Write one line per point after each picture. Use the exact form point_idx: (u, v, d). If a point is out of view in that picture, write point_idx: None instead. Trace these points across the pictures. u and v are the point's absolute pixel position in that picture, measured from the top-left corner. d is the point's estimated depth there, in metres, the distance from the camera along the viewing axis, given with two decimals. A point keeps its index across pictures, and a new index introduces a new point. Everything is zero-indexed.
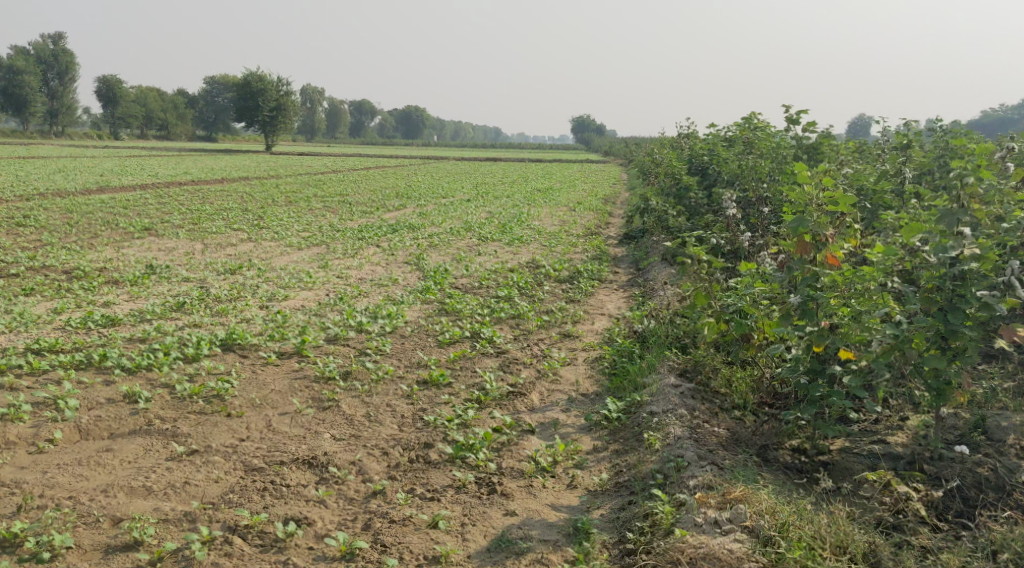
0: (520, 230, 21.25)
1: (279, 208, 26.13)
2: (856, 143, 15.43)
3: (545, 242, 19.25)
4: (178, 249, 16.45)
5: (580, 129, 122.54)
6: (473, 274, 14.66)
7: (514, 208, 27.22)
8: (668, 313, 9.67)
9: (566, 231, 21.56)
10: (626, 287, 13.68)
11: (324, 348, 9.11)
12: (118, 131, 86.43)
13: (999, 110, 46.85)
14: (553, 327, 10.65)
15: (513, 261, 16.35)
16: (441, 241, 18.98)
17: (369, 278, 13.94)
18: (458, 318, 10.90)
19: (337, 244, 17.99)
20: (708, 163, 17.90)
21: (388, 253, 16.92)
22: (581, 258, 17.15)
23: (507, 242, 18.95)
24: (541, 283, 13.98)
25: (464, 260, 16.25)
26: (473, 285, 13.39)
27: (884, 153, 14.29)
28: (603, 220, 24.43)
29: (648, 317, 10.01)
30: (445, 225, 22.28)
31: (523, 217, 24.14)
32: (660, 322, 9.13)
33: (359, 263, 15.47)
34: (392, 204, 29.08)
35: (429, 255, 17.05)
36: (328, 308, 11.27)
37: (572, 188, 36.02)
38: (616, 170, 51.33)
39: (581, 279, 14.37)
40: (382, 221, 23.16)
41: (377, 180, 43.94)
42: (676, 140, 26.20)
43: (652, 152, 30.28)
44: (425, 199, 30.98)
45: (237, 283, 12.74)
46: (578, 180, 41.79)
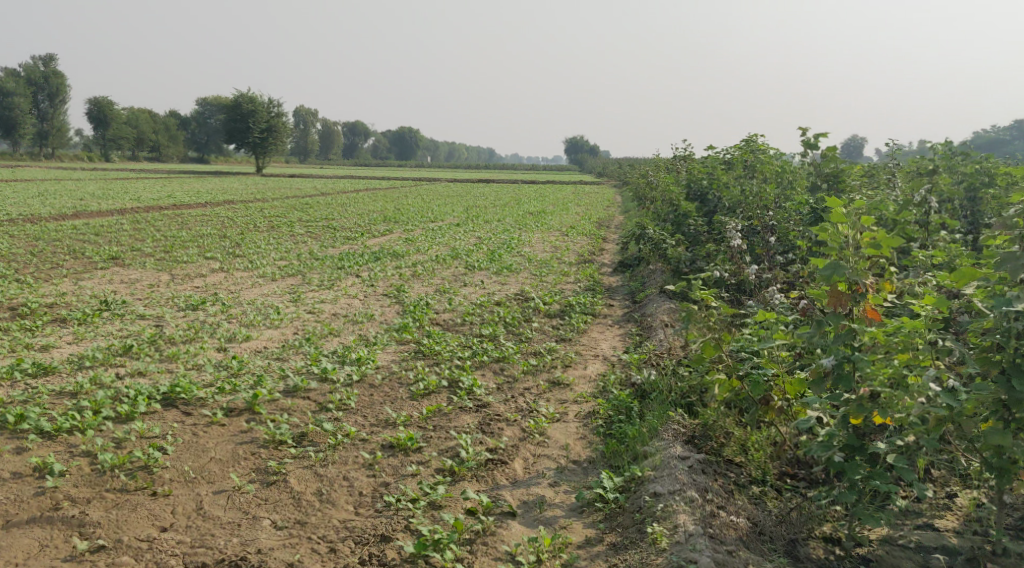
0: (509, 258, 20.24)
1: (259, 234, 25.06)
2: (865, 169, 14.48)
3: (535, 271, 18.21)
4: (142, 282, 15.34)
5: (574, 151, 122.10)
6: (457, 308, 13.58)
7: (504, 233, 26.20)
8: (669, 358, 8.63)
9: (557, 258, 20.52)
10: (622, 323, 12.64)
11: (279, 403, 8.02)
12: (107, 153, 85.48)
13: (994, 134, 46.40)
14: (541, 374, 9.58)
15: (500, 293, 15.27)
16: (426, 271, 17.90)
17: (344, 314, 12.86)
18: (437, 363, 9.82)
19: (313, 275, 16.91)
20: (708, 188, 16.92)
21: (367, 285, 15.83)
22: (574, 289, 16.09)
23: (495, 271, 17.89)
24: (530, 318, 12.93)
25: (449, 292, 15.17)
26: (456, 322, 12.31)
27: (898, 180, 13.34)
28: (596, 246, 23.45)
29: (646, 362, 8.98)
30: (430, 252, 21.21)
31: (514, 243, 23.16)
32: (661, 370, 8.09)
33: (334, 297, 14.41)
34: (378, 228, 28.02)
35: (411, 286, 16.00)
36: (292, 351, 10.18)
37: (564, 211, 35.12)
38: (610, 192, 50.50)
39: (572, 313, 13.30)
40: (364, 248, 22.07)
41: (366, 202, 42.92)
42: (671, 165, 25.31)
43: (646, 175, 29.36)
44: (413, 224, 29.95)
45: (196, 321, 11.64)
46: (571, 202, 40.89)
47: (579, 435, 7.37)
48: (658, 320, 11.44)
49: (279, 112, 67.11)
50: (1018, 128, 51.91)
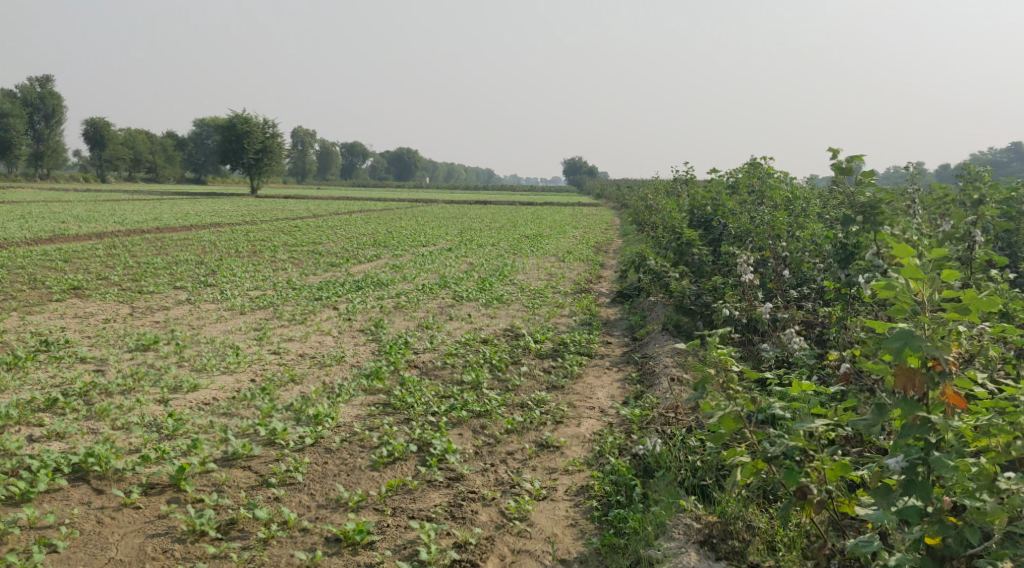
0: (500, 287, 18.97)
1: (238, 260, 23.79)
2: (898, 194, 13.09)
3: (528, 302, 16.91)
4: (97, 317, 14.05)
5: (572, 171, 121.26)
6: (439, 346, 12.28)
7: (497, 259, 24.89)
8: (676, 421, 7.35)
9: (552, 287, 19.22)
10: (621, 366, 11.36)
11: (212, 477, 6.77)
12: (102, 174, 84.49)
13: (998, 157, 45.40)
14: (527, 433, 8.29)
15: (488, 329, 13.97)
16: (409, 302, 16.60)
17: (312, 356, 11.58)
18: (407, 419, 8.53)
19: (287, 307, 15.64)
20: (713, 215, 15.64)
21: (343, 319, 14.53)
22: (569, 323, 14.81)
23: (484, 303, 16.59)
24: (518, 359, 11.63)
25: (432, 328, 13.89)
26: (435, 364, 11.02)
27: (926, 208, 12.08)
28: (594, 273, 22.18)
29: (650, 424, 7.70)
30: (417, 281, 19.91)
31: (507, 271, 21.91)
32: (668, 439, 6.82)
33: (305, 334, 13.14)
34: (365, 253, 26.71)
35: (391, 320, 14.73)
36: (243, 405, 8.89)
37: (561, 235, 33.96)
38: (610, 214, 49.27)
39: (566, 353, 12.01)
40: (347, 275, 20.76)
41: (359, 224, 41.67)
42: (672, 188, 24.12)
43: (645, 198, 28.19)
44: (403, 249, 28.66)
45: (141, 366, 10.36)
46: (568, 225, 39.76)
47: (569, 521, 6.22)
48: (661, 366, 10.17)
49: (274, 133, 66.11)
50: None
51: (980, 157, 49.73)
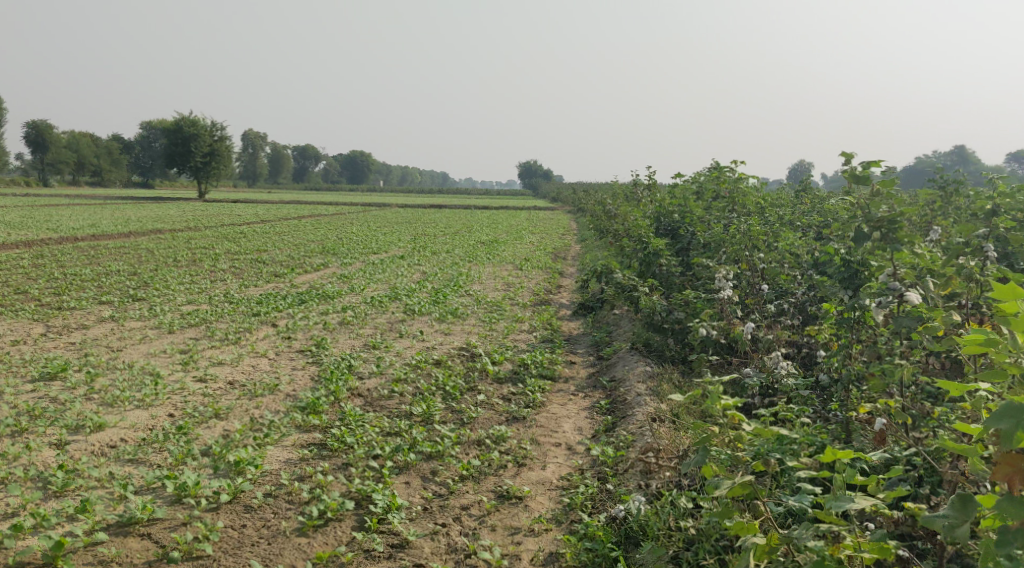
0: (455, 299, 17.81)
1: (173, 271, 22.24)
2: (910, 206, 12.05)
3: (485, 316, 15.78)
4: (3, 339, 12.59)
5: (528, 175, 120.43)
6: (386, 370, 11.09)
7: (451, 267, 23.68)
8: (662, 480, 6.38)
9: (509, 299, 18.11)
10: (587, 391, 10.32)
11: (97, 554, 5.77)
12: (43, 178, 81.45)
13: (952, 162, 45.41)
14: (485, 480, 7.17)
15: (441, 348, 12.81)
16: (356, 318, 15.35)
17: (243, 383, 10.33)
18: (345, 464, 7.36)
19: (221, 325, 14.31)
20: (681, 222, 14.67)
21: (282, 338, 13.25)
22: (529, 340, 13.71)
23: (437, 317, 15.42)
24: (474, 385, 10.51)
25: (380, 348, 12.68)
26: (381, 392, 9.85)
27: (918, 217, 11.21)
28: (554, 283, 21.10)
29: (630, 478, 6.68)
30: (365, 293, 18.64)
31: (462, 280, 20.74)
32: (657, 506, 6.10)
33: (237, 356, 11.85)
34: (312, 262, 25.28)
35: (335, 338, 13.51)
36: (153, 449, 7.65)
37: (519, 240, 32.86)
38: (567, 218, 48.31)
39: (527, 377, 10.92)
40: (291, 287, 19.42)
41: (309, 231, 40.10)
42: (634, 191, 23.09)
43: (605, 204, 27.20)
44: (353, 257, 27.31)
45: (40, 401, 9.04)
46: (526, 230, 38.64)
47: None
48: (633, 395, 9.14)
49: (222, 136, 64.04)
50: (976, 153, 51.19)
51: (931, 162, 50.02)
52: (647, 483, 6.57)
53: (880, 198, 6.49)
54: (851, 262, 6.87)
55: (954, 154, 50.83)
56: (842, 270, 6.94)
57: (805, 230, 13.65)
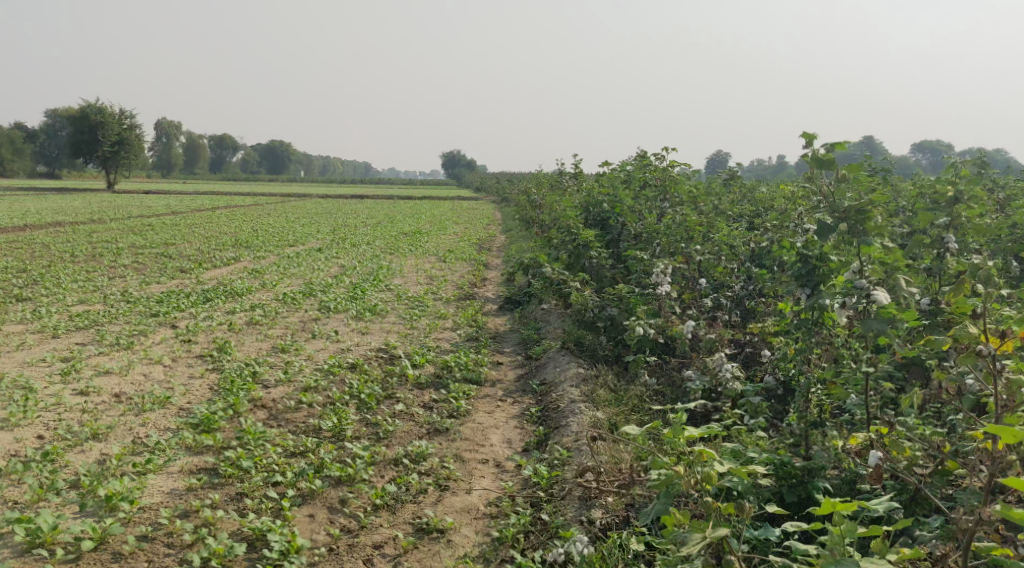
0: (373, 294, 16.81)
1: (67, 266, 20.58)
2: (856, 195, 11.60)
3: (405, 313, 14.84)
4: None
5: (451, 165, 119.02)
6: (294, 377, 10.06)
7: (371, 260, 22.54)
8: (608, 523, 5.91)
9: (432, 294, 17.19)
10: (516, 396, 9.55)
11: None
12: None
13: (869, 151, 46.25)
14: (401, 512, 6.38)
15: (357, 350, 11.82)
16: (266, 317, 14.20)
17: (130, 396, 9.21)
18: (240, 494, 6.43)
19: (113, 327, 13.02)
20: (611, 212, 13.98)
21: (181, 342, 12.05)
22: (453, 338, 12.82)
23: (354, 315, 14.38)
24: (392, 391, 9.62)
25: (290, 351, 11.61)
26: (287, 404, 8.83)
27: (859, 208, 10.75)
28: (478, 275, 20.26)
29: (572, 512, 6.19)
30: (278, 289, 17.42)
31: (382, 274, 19.71)
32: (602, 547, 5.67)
33: (127, 363, 10.67)
34: (222, 256, 23.78)
35: (241, 340, 12.42)
36: (11, 482, 6.56)
37: (442, 231, 31.89)
38: (490, 209, 47.50)
39: (450, 382, 10.07)
40: (197, 284, 18.09)
41: (223, 222, 38.25)
42: (561, 178, 22.37)
43: (531, 191, 26.44)
44: (266, 249, 25.95)
45: None
46: (450, 221, 37.68)
47: None
48: (565, 402, 8.39)
49: (131, 124, 61.06)
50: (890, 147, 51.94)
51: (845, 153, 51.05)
52: (589, 517, 6.01)
53: (845, 183, 5.79)
54: (809, 256, 6.15)
55: (869, 142, 51.84)
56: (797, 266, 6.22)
57: (740, 220, 13.09)
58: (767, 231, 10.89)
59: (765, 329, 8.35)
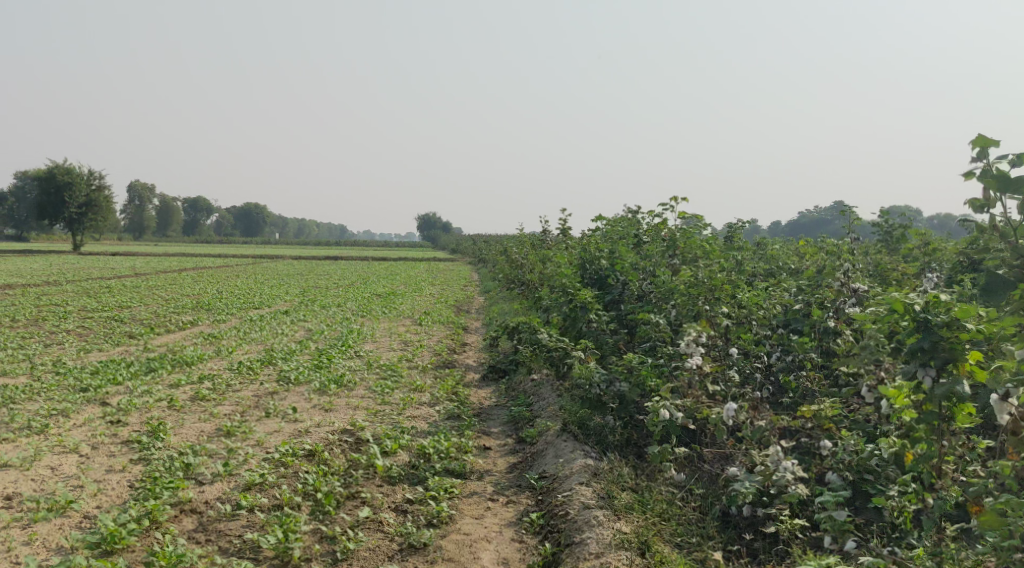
0: (341, 362, 14.98)
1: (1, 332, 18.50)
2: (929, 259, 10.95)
3: (377, 384, 13.03)
4: None
5: (430, 226, 117.56)
6: (236, 469, 8.21)
7: (340, 324, 20.68)
8: None
9: (406, 361, 15.39)
10: (509, 492, 7.83)
11: None
12: None
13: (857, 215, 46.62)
14: None
15: (317, 432, 9.95)
16: (215, 392, 12.27)
17: (21, 497, 7.32)
18: None
19: (29, 405, 11.07)
20: (610, 269, 12.41)
21: (106, 426, 10.10)
22: (431, 416, 11.00)
23: (317, 388, 12.49)
24: (358, 488, 7.84)
25: (236, 435, 9.71)
26: (220, 510, 7.00)
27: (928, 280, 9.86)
28: (457, 340, 18.48)
29: None
30: (234, 358, 15.49)
31: (352, 339, 17.86)
32: None
33: (31, 452, 8.75)
34: (176, 320, 21.71)
35: (180, 420, 10.54)
36: None
37: (419, 292, 30.08)
38: (469, 270, 45.73)
39: (429, 472, 8.32)
40: (142, 352, 16.13)
41: (187, 285, 36.09)
42: (547, 236, 20.76)
43: (512, 250, 24.81)
44: (228, 313, 23.96)
45: None
46: (426, 282, 35.80)
47: None
48: (576, 508, 6.77)
49: (99, 184, 58.99)
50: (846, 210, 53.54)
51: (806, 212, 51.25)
52: None
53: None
54: (933, 326, 5.68)
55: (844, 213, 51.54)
56: (915, 340, 5.74)
57: (758, 278, 11.61)
58: (800, 291, 9.44)
59: (818, 413, 6.84)
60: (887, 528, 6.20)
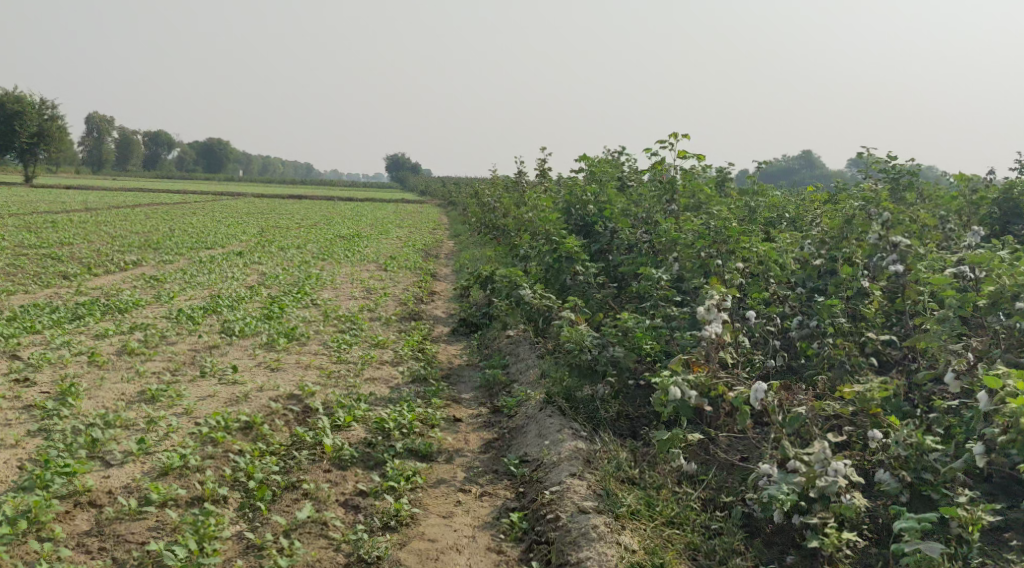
0: (295, 311, 13.53)
1: None
2: (953, 215, 9.97)
3: (333, 338, 11.61)
4: None
5: (397, 167, 115.06)
6: (154, 448, 6.80)
7: (299, 268, 19.13)
8: None
9: (368, 311, 13.98)
10: (482, 479, 6.54)
11: None
12: None
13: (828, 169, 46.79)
14: None
15: (258, 398, 8.55)
16: (146, 345, 10.76)
17: None
18: None
19: None
20: (598, 216, 11.04)
21: (10, 387, 8.59)
22: (392, 379, 9.62)
23: (264, 343, 11.05)
24: (299, 474, 6.50)
25: (162, 402, 8.26)
26: (122, 506, 5.63)
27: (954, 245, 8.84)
28: (424, 287, 17.10)
29: None
30: (175, 305, 13.93)
31: (309, 285, 16.37)
32: None
33: None
34: (120, 260, 19.99)
35: (99, 379, 9.05)
36: None
37: (385, 234, 28.53)
38: (437, 212, 44.06)
39: (386, 454, 6.98)
40: (74, 296, 14.50)
41: (139, 222, 34.04)
42: (523, 178, 19.32)
43: (483, 193, 23.35)
44: (178, 253, 22.26)
45: None
46: (393, 224, 34.17)
47: None
48: (568, 512, 5.54)
49: (52, 115, 56.03)
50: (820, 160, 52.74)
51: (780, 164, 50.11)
52: None
53: None
54: None
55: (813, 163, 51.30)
56: None
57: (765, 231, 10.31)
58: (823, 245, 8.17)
59: (863, 396, 5.58)
60: (954, 545, 4.98)
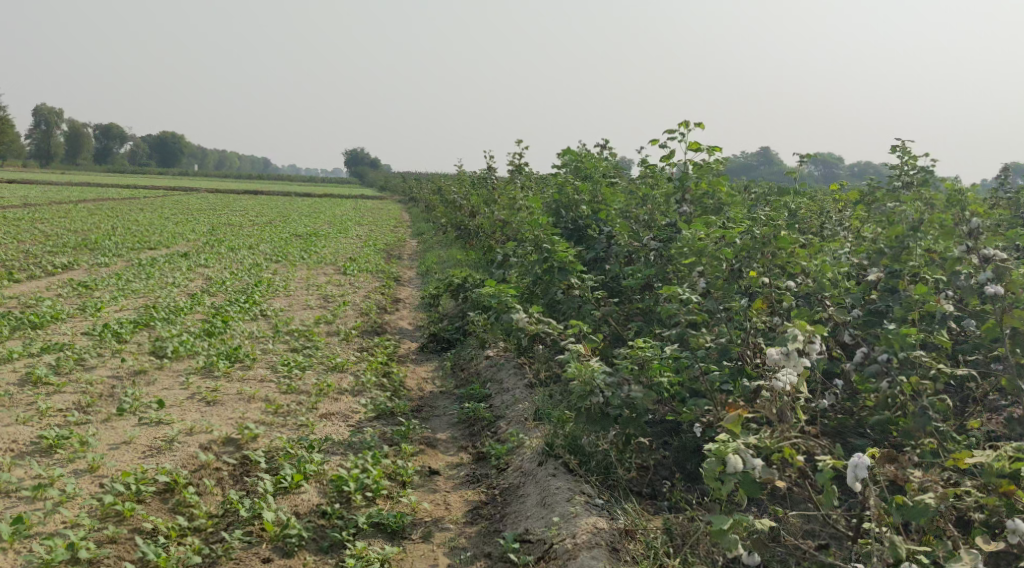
0: (241, 325, 11.78)
1: None
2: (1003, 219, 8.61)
3: (282, 359, 9.92)
4: None
5: (356, 162, 112.68)
6: (35, 530, 5.14)
7: (249, 272, 17.31)
8: None
9: (326, 324, 12.29)
10: None
11: None
12: None
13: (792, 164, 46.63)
14: None
15: (186, 444, 6.87)
16: (57, 372, 8.96)
17: None
18: None
19: None
20: (591, 219, 9.51)
21: None
22: (353, 415, 8.00)
23: (200, 367, 9.32)
24: None
25: (61, 454, 6.54)
26: None
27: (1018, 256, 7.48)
28: (388, 294, 15.45)
29: None
30: (102, 318, 12.06)
31: (259, 292, 14.60)
32: None
33: None
34: (49, 263, 17.93)
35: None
36: None
37: (344, 233, 26.69)
38: (398, 209, 42.26)
39: (346, 530, 5.42)
40: None
41: (80, 219, 31.71)
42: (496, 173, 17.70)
43: (449, 188, 21.67)
44: (117, 255, 20.22)
45: None
46: (353, 221, 32.28)
47: None
48: None
49: None
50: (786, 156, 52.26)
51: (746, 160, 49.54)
52: None
53: None
54: None
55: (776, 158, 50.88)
56: None
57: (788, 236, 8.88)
58: (878, 257, 6.71)
59: (988, 468, 4.17)
60: None
